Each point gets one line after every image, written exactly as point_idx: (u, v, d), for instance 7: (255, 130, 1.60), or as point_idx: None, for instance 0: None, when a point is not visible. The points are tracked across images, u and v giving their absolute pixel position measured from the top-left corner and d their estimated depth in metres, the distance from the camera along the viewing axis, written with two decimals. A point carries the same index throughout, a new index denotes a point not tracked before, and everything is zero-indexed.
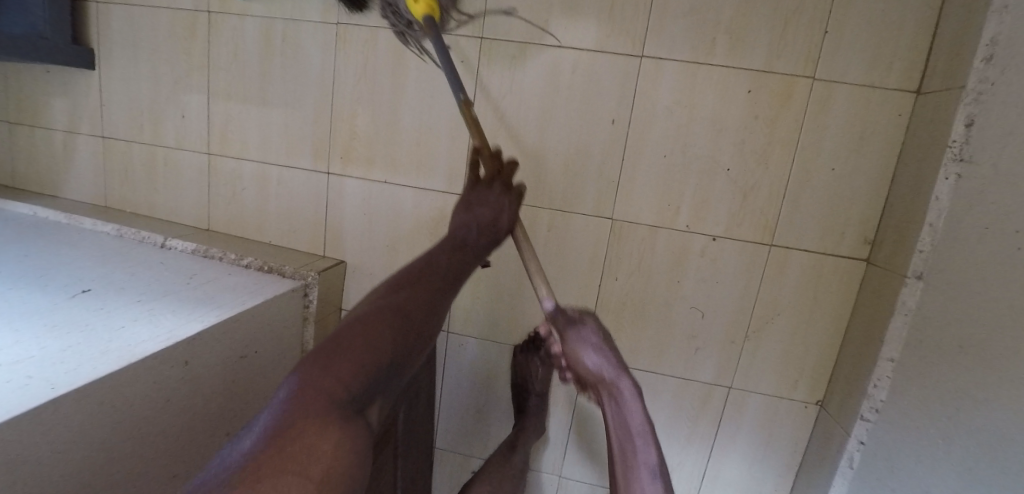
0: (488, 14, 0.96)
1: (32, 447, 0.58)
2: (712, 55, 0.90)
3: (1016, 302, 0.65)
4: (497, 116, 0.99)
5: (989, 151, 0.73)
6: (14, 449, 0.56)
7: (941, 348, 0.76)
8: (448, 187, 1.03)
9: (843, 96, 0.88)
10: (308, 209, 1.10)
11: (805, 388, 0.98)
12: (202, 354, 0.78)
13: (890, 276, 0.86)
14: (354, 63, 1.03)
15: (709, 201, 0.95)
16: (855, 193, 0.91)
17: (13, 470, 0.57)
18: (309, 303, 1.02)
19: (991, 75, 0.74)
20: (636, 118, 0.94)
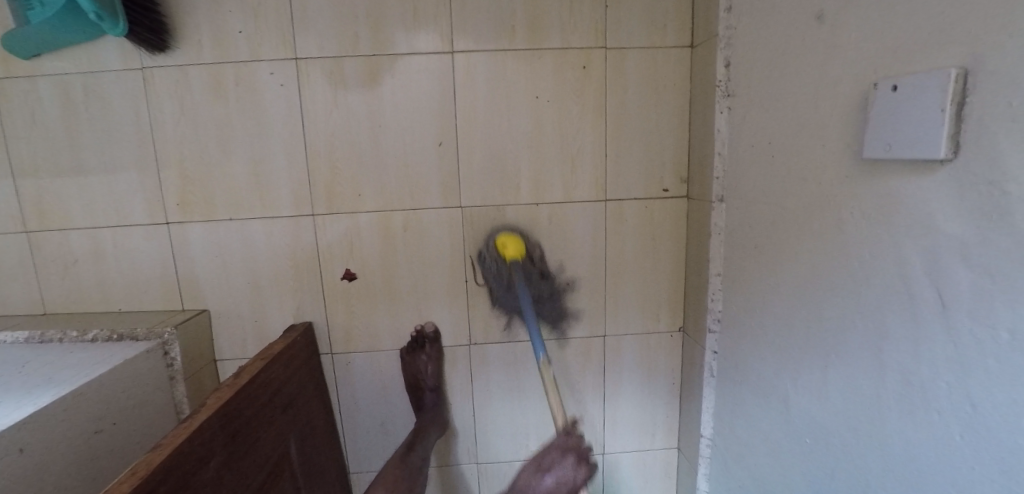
0: (297, 36, 0.97)
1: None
2: (514, 40, 0.98)
3: (787, 198, 0.76)
4: (329, 132, 1.01)
5: (743, 83, 0.86)
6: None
7: (747, 254, 0.87)
8: (297, 210, 1.03)
9: (633, 59, 1.00)
10: (155, 265, 1.05)
11: (666, 320, 1.09)
12: (42, 437, 0.74)
13: (701, 206, 0.99)
14: (170, 106, 1.00)
15: (544, 173, 1.03)
16: (663, 140, 1.03)
17: None
18: (172, 361, 0.98)
19: (732, 21, 0.88)
20: (461, 111, 1.00)
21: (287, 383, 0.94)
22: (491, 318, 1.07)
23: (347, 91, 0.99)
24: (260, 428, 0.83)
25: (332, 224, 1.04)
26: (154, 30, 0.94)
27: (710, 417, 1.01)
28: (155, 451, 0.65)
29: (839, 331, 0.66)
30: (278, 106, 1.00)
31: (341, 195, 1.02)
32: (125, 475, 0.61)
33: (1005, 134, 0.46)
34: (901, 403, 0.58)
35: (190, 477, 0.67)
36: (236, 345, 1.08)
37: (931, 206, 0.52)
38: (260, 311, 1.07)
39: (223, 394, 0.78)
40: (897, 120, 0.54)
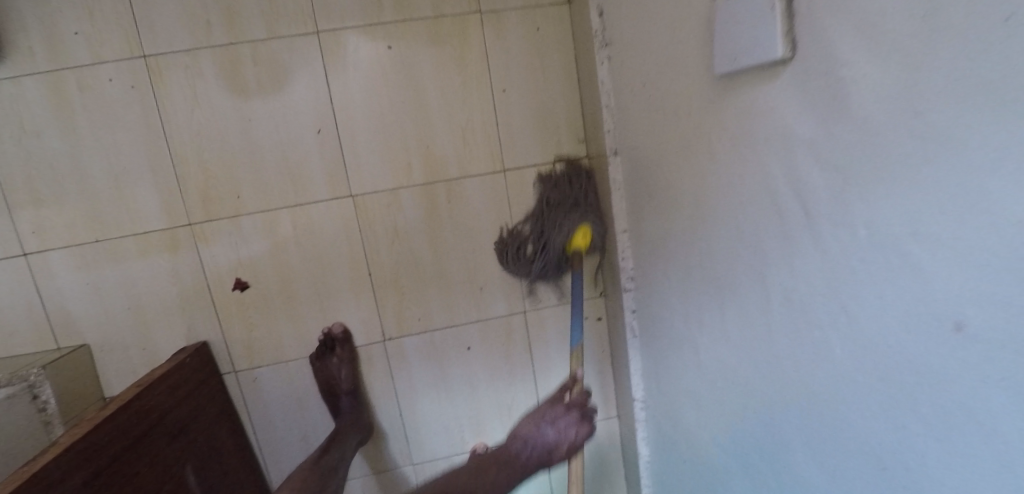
0: (143, 31, 0.89)
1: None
2: (382, 13, 0.93)
3: (667, 134, 0.73)
4: (194, 132, 0.93)
5: (617, 29, 0.83)
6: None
7: (645, 203, 0.84)
8: (171, 221, 0.94)
9: (510, 21, 0.96)
10: (16, 301, 0.94)
11: (586, 287, 1.05)
12: None
13: (600, 164, 0.96)
14: (7, 122, 0.89)
15: (436, 149, 0.97)
16: (554, 101, 0.99)
17: None
18: (45, 405, 0.88)
19: None
20: (336, 93, 0.94)
21: (175, 408, 0.85)
22: (403, 310, 1.01)
23: (207, 85, 0.92)
24: (134, 459, 0.75)
25: (212, 231, 0.95)
26: None
27: (640, 379, 0.99)
28: None
29: (728, 262, 0.63)
30: (132, 111, 0.91)
31: (217, 198, 0.94)
32: None
33: (830, 18, 0.42)
34: (788, 325, 0.55)
35: None
36: (124, 380, 0.98)
37: (781, 112, 0.49)
38: (146, 338, 0.97)
39: (78, 433, 0.69)
40: (743, 25, 0.50)
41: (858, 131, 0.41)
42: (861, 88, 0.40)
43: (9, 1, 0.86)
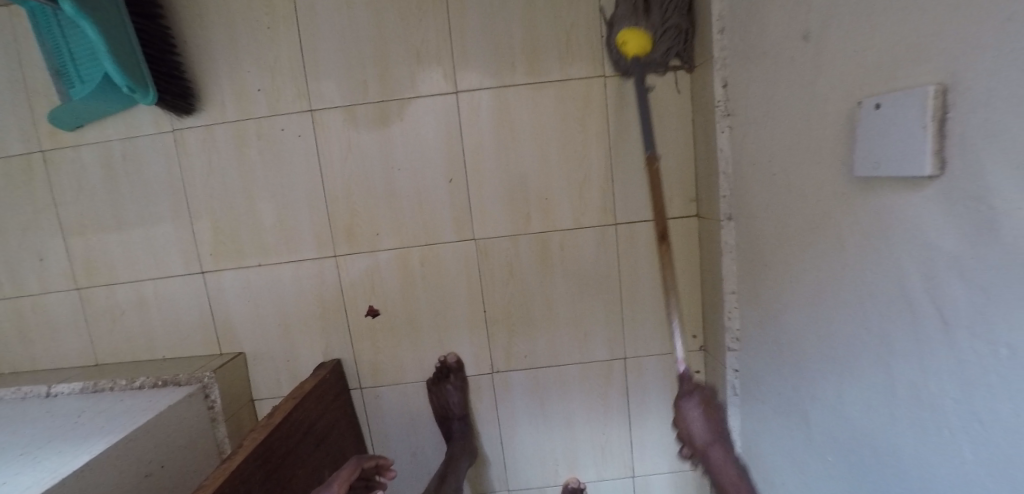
0: (312, 90, 1.04)
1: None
2: (514, 76, 1.03)
3: (789, 215, 0.77)
4: (345, 177, 1.06)
5: (742, 103, 0.89)
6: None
7: (757, 270, 0.89)
8: (322, 252, 1.09)
9: (630, 87, 1.03)
10: (193, 312, 1.12)
11: (686, 338, 1.10)
12: (102, 484, 0.80)
13: (710, 224, 1.01)
14: (200, 164, 1.07)
15: (553, 202, 1.06)
16: (667, 161, 1.05)
17: None
18: (213, 402, 1.04)
19: (727, 43, 0.91)
20: (469, 148, 1.05)
21: (320, 418, 0.98)
22: (512, 346, 1.10)
23: (360, 137, 1.05)
24: (294, 460, 0.87)
25: (353, 262, 1.09)
26: (180, 94, 1.02)
27: (737, 436, 1.01)
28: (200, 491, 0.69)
29: (849, 345, 0.66)
30: (297, 157, 1.06)
31: (360, 235, 1.08)
32: None
33: (985, 148, 0.46)
34: (914, 419, 0.57)
35: None
36: (271, 385, 1.14)
37: (924, 222, 0.53)
38: (292, 351, 1.12)
39: (259, 433, 0.83)
40: (889, 138, 0.55)
41: (1006, 258, 0.45)
42: (1010, 221, 0.45)
43: (211, 64, 1.04)
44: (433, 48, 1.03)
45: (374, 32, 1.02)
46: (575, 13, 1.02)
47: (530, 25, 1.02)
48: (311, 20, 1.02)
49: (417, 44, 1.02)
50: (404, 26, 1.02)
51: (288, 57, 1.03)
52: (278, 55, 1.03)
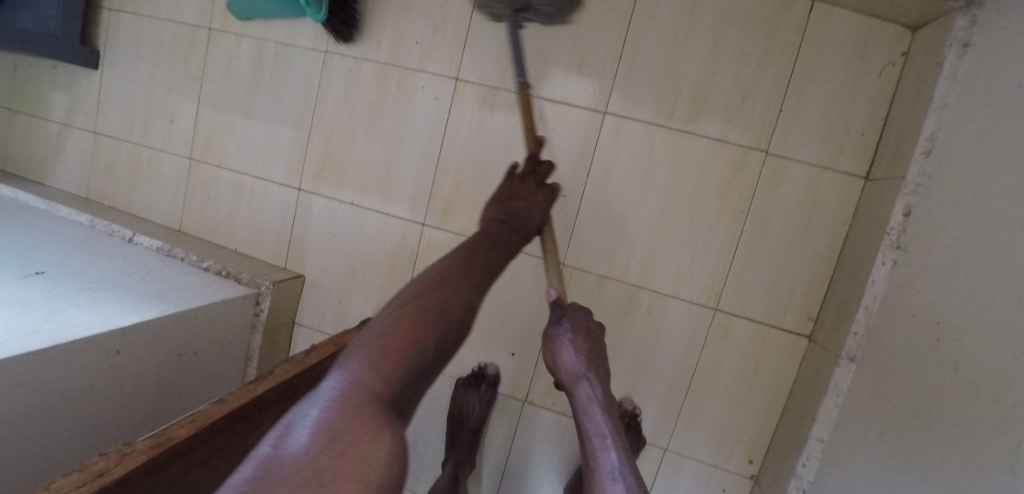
0: (465, 57, 1.01)
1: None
2: (671, 118, 0.95)
3: (943, 397, 0.64)
4: (463, 153, 1.02)
5: (923, 241, 0.75)
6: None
7: (868, 433, 0.75)
8: (410, 215, 1.06)
9: (792, 174, 0.92)
10: (276, 222, 1.14)
11: (742, 459, 0.97)
12: (138, 347, 0.81)
13: (824, 354, 0.87)
14: (337, 88, 1.08)
15: (659, 260, 0.97)
16: (801, 267, 0.93)
17: None
18: (260, 311, 1.04)
19: (927, 169, 0.78)
20: (595, 172, 0.97)
21: None
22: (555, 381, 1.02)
23: (492, 119, 1.01)
24: None
25: (436, 237, 1.05)
26: (345, 21, 1.02)
27: None
28: (218, 403, 0.67)
29: None
30: (426, 115, 1.04)
31: (453, 214, 1.04)
32: (184, 420, 0.62)
33: None
34: None
35: (235, 442, 0.68)
36: (315, 318, 1.13)
37: None
38: (346, 295, 1.11)
39: (293, 366, 0.80)
40: None
41: None
42: None
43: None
44: (600, 58, 0.96)
45: (548, 22, 0.97)
46: (761, 75, 0.91)
47: (710, 71, 0.93)
48: None
49: (585, 48, 0.96)
50: (580, 27, 0.96)
51: (455, 18, 1.01)
52: (448, 14, 1.01)
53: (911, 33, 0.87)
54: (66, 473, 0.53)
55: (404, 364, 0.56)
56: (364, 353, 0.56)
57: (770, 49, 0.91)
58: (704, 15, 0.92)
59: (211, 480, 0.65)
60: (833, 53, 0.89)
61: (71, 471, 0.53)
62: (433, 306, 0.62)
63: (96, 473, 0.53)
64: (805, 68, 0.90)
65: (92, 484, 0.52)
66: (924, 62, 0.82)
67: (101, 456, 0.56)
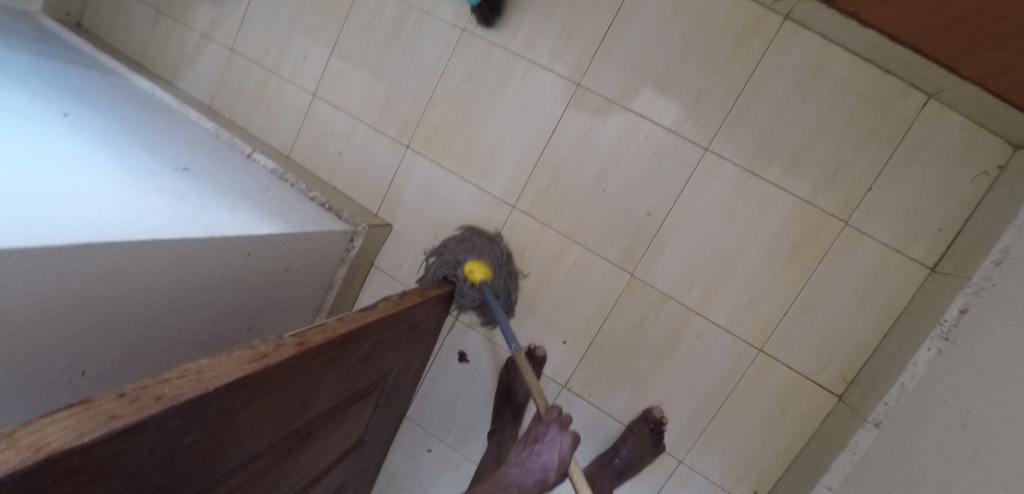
0: (592, 68, 1.09)
1: (87, 274, 0.65)
2: (766, 169, 1.02)
3: (954, 474, 0.72)
4: (567, 153, 1.11)
5: (973, 340, 0.82)
6: (88, 276, 0.65)
7: (875, 490, 0.84)
8: (503, 195, 1.16)
9: (863, 248, 1.00)
10: (379, 171, 1.24)
11: (747, 487, 1.07)
12: (263, 255, 0.91)
13: (851, 415, 0.96)
14: (465, 66, 1.17)
15: (720, 294, 1.05)
16: (848, 332, 1.01)
17: (108, 276, 0.67)
18: (351, 248, 1.15)
19: (993, 276, 0.84)
20: (683, 200, 1.06)
21: (424, 323, 1.06)
22: (596, 374, 1.12)
23: (601, 129, 1.09)
24: (389, 347, 0.95)
25: (522, 221, 1.15)
26: (492, 8, 1.11)
27: None
28: (337, 323, 0.79)
29: None
30: (541, 110, 1.13)
31: (543, 205, 1.13)
32: (316, 329, 0.74)
33: None
34: None
35: (342, 358, 0.79)
36: (392, 265, 1.24)
37: None
38: (426, 253, 1.22)
39: (388, 307, 0.92)
40: None
41: None
42: None
43: None
44: (715, 100, 1.04)
45: (676, 55, 1.05)
46: (859, 153, 0.99)
47: (813, 137, 1.00)
48: (632, 13, 1.06)
49: (704, 87, 1.04)
50: (704, 67, 1.04)
51: (592, 30, 1.09)
52: (585, 24, 1.09)
53: (1011, 149, 0.93)
54: (240, 347, 0.63)
55: (277, 400, 0.67)
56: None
57: (875, 130, 0.98)
58: (822, 85, 0.99)
59: (319, 384, 0.76)
60: (932, 149, 0.96)
61: (241, 347, 0.63)
62: (321, 363, 0.74)
63: (262, 354, 0.64)
64: (903, 156, 0.97)
65: (261, 361, 0.62)
66: (1016, 179, 0.88)
67: (261, 342, 0.67)
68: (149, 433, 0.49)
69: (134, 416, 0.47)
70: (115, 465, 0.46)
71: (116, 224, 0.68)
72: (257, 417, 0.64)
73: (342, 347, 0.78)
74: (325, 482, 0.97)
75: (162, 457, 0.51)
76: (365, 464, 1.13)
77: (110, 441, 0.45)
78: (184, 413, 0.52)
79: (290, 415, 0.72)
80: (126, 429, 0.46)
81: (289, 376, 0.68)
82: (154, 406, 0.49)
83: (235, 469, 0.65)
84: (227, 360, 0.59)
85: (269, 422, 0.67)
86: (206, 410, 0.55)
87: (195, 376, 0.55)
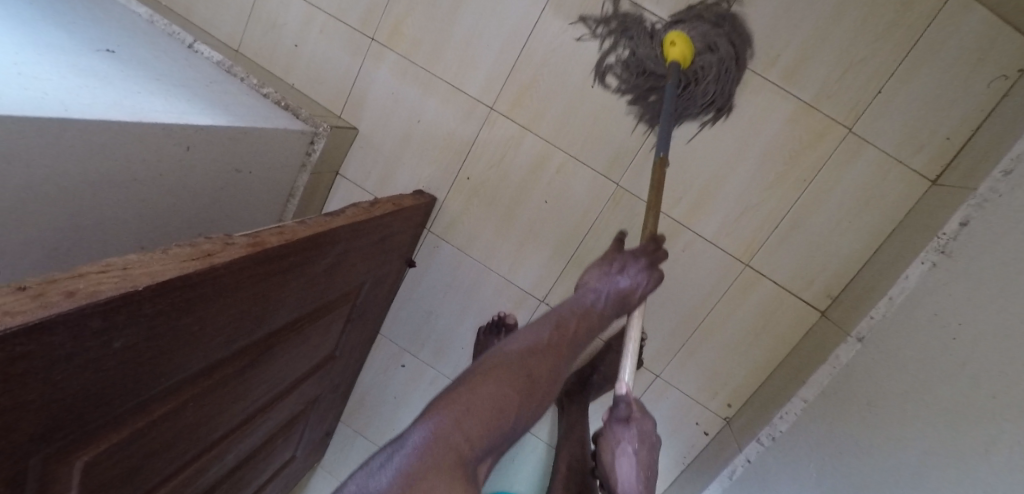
0: None
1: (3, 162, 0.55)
2: (770, 70, 0.93)
3: (937, 386, 0.71)
4: (551, 48, 1.00)
5: (969, 252, 0.77)
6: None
7: (852, 402, 0.83)
8: (480, 97, 1.05)
9: (863, 158, 0.93)
10: (341, 67, 1.11)
11: (721, 400, 1.07)
12: (207, 153, 0.81)
13: (833, 330, 0.94)
14: None
15: (709, 207, 0.99)
16: (838, 247, 0.97)
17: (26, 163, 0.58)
18: (312, 151, 1.05)
19: (999, 187, 0.78)
20: (676, 104, 0.97)
21: (397, 235, 0.99)
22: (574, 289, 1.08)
23: (591, 20, 0.97)
24: (360, 258, 0.89)
25: (501, 126, 1.05)
26: None
27: None
28: (299, 225, 0.72)
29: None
30: None
31: (524, 108, 1.03)
32: (274, 231, 0.67)
33: None
34: None
35: (306, 265, 0.73)
36: (360, 173, 1.15)
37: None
38: (396, 160, 1.12)
39: (357, 215, 0.85)
40: None
41: None
42: None
43: None
44: None
45: None
46: (872, 52, 0.90)
47: (824, 33, 0.90)
48: None
49: None
50: None
51: None
52: None
53: None
54: (178, 245, 0.56)
55: (228, 309, 0.61)
56: (450, 404, 0.53)
57: (893, 26, 0.88)
58: None
59: (281, 292, 0.70)
60: (951, 48, 0.87)
61: (181, 244, 0.56)
62: (280, 272, 0.67)
63: (206, 252, 0.57)
64: (918, 57, 0.89)
65: (203, 262, 0.55)
66: None
67: (206, 240, 0.59)
68: (61, 335, 0.42)
69: (42, 312, 0.40)
70: (27, 368, 0.40)
71: (21, 99, 0.57)
72: (209, 322, 0.59)
73: (303, 256, 0.71)
74: (298, 394, 0.94)
75: (86, 361, 0.46)
76: (338, 380, 1.10)
77: (10, 341, 0.38)
78: (108, 313, 0.45)
79: (250, 323, 0.67)
80: (26, 327, 0.39)
81: (240, 285, 0.61)
82: (66, 303, 0.42)
83: (190, 375, 0.61)
84: (160, 258, 0.52)
85: (224, 330, 0.62)
86: (139, 312, 0.48)
87: (120, 271, 0.48)
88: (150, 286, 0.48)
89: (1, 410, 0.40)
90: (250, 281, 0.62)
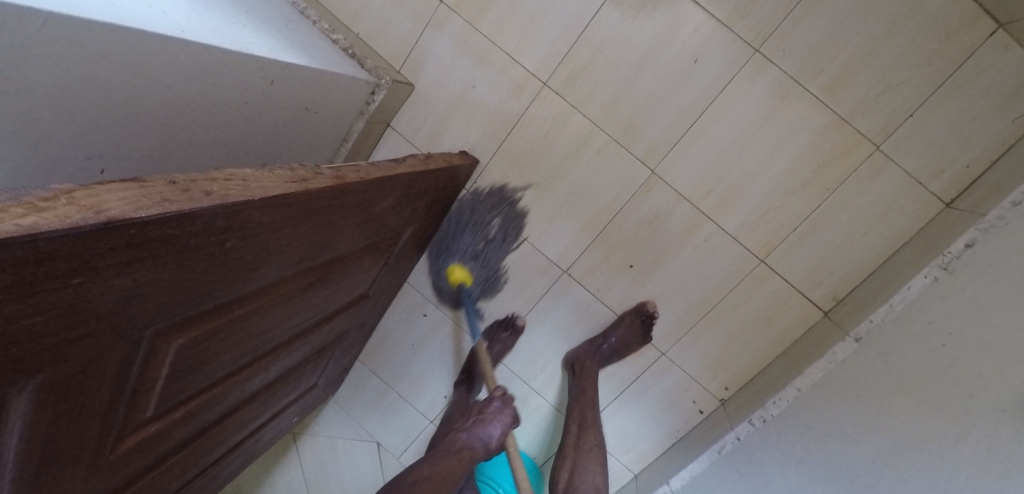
0: None
1: (122, 68, 0.60)
2: (813, 81, 0.99)
3: (927, 382, 0.78)
4: (610, 33, 1.05)
5: (970, 272, 0.84)
6: (122, 64, 0.59)
7: (843, 392, 0.92)
8: (536, 71, 1.10)
9: (886, 175, 1.00)
10: (405, 24, 1.16)
11: (719, 383, 1.15)
12: (288, 89, 0.87)
13: (833, 329, 1.02)
14: None
15: (736, 202, 1.06)
16: (849, 255, 1.04)
17: (147, 75, 0.63)
18: (371, 101, 1.11)
19: (1006, 216, 0.84)
20: (721, 102, 1.03)
21: (443, 191, 1.06)
22: (598, 265, 1.15)
23: (652, 11, 1.02)
24: (410, 207, 0.96)
25: (551, 102, 1.11)
26: None
27: (687, 475, 1.08)
28: (369, 168, 0.79)
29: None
30: None
31: (576, 87, 1.09)
32: (351, 169, 0.74)
33: None
34: None
35: (371, 203, 0.80)
36: (409, 129, 1.21)
37: None
38: (446, 121, 1.18)
39: (415, 167, 0.92)
40: None
41: None
42: None
43: None
44: None
45: None
46: (911, 76, 0.95)
47: (870, 53, 0.96)
48: None
49: None
50: None
51: None
52: None
53: None
54: (280, 168, 0.63)
55: (308, 233, 0.67)
56: None
57: (935, 55, 0.94)
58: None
59: (347, 224, 0.77)
60: (984, 83, 0.93)
61: (280, 168, 0.63)
62: (351, 206, 0.74)
63: (302, 177, 0.63)
64: (953, 87, 0.95)
65: (301, 184, 0.62)
66: None
67: (299, 168, 0.66)
68: (199, 226, 0.48)
69: (191, 202, 0.46)
70: (173, 249, 0.47)
71: (146, 15, 0.62)
72: (293, 240, 0.65)
73: (370, 196, 0.78)
74: (333, 325, 1.01)
75: (210, 253, 0.52)
76: (365, 319, 1.17)
77: (169, 221, 0.45)
78: (233, 214, 0.51)
79: (319, 248, 0.73)
80: (182, 213, 0.45)
81: (320, 212, 0.67)
82: (206, 199, 0.48)
83: (265, 286, 0.67)
84: (268, 176, 0.59)
85: (301, 249, 0.68)
86: (252, 218, 0.55)
87: (240, 181, 0.54)
88: (264, 197, 0.55)
89: (146, 282, 0.46)
90: (328, 210, 0.69)
